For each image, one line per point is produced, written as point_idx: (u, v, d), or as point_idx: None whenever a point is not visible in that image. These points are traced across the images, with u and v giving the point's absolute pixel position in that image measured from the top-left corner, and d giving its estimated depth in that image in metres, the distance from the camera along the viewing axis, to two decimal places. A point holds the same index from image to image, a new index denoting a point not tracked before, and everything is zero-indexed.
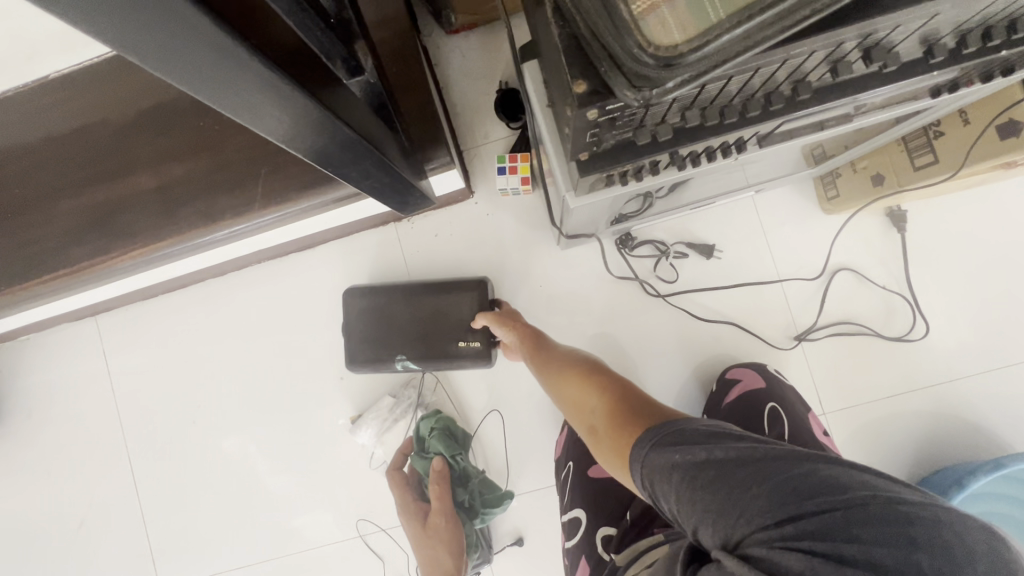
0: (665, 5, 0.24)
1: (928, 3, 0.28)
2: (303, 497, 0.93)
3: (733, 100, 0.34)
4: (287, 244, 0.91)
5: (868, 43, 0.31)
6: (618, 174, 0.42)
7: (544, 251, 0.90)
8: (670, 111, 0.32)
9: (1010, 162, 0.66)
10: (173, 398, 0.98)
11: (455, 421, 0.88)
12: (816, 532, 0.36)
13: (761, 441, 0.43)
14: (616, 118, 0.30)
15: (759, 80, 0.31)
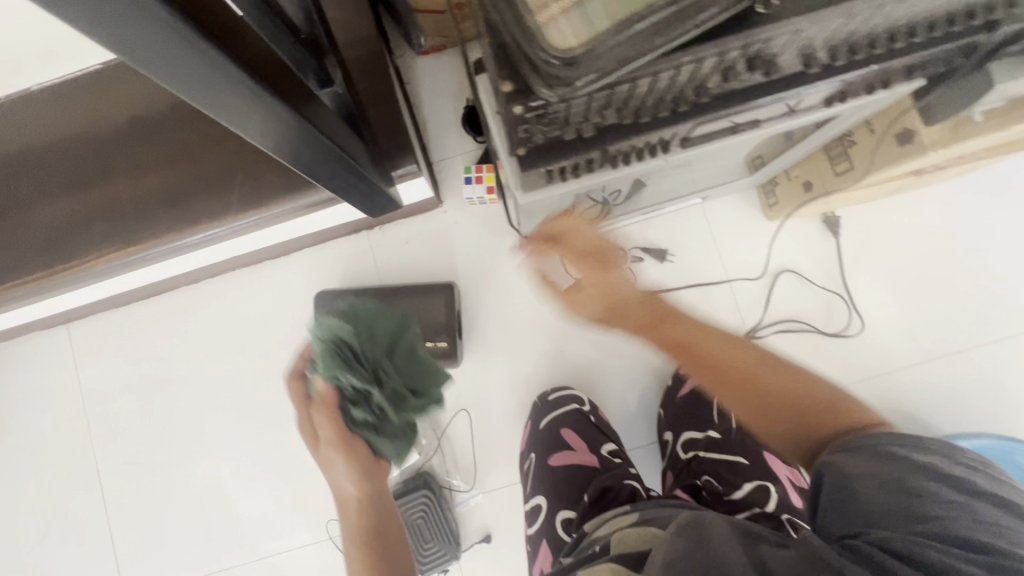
0: (563, 18, 0.30)
1: (786, 21, 0.34)
2: (274, 501, 0.94)
3: (646, 103, 0.39)
4: (262, 251, 0.94)
5: (750, 56, 0.37)
6: (558, 171, 0.47)
7: (509, 256, 0.95)
8: (589, 110, 0.37)
9: (918, 169, 0.73)
10: (144, 405, 0.99)
11: (372, 318, 0.65)
12: (910, 546, 0.41)
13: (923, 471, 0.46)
14: (541, 115, 0.36)
15: (664, 85, 0.37)
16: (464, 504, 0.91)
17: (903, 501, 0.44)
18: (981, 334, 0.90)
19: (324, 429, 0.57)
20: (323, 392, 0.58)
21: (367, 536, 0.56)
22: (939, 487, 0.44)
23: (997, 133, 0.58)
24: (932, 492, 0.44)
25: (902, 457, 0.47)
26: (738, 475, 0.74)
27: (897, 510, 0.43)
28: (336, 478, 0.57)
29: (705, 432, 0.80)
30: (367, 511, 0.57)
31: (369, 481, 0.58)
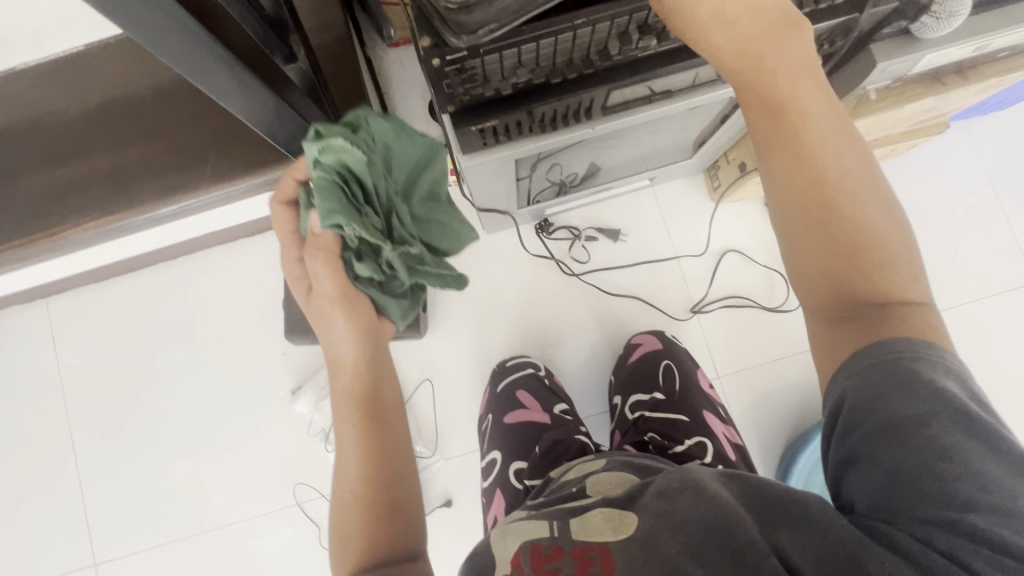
0: None
1: None
2: (245, 468, 0.98)
3: (557, 63, 0.46)
4: (236, 229, 0.99)
5: (637, 20, 0.44)
6: (491, 133, 0.53)
7: (473, 235, 1.00)
8: (503, 67, 0.44)
9: None
10: (119, 377, 1.02)
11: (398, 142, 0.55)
12: (921, 516, 0.37)
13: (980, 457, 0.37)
14: (461, 70, 0.43)
15: (567, 46, 0.44)
16: (426, 470, 0.95)
17: (903, 463, 0.37)
18: None
19: (320, 287, 0.52)
20: (321, 236, 0.51)
21: (363, 402, 0.52)
22: (946, 431, 0.37)
23: (895, 110, 0.65)
24: (948, 449, 0.37)
25: (921, 400, 0.38)
26: (682, 432, 0.77)
27: (917, 475, 0.37)
28: (331, 330, 0.53)
29: (651, 393, 0.84)
30: (364, 380, 0.52)
31: (373, 335, 0.54)
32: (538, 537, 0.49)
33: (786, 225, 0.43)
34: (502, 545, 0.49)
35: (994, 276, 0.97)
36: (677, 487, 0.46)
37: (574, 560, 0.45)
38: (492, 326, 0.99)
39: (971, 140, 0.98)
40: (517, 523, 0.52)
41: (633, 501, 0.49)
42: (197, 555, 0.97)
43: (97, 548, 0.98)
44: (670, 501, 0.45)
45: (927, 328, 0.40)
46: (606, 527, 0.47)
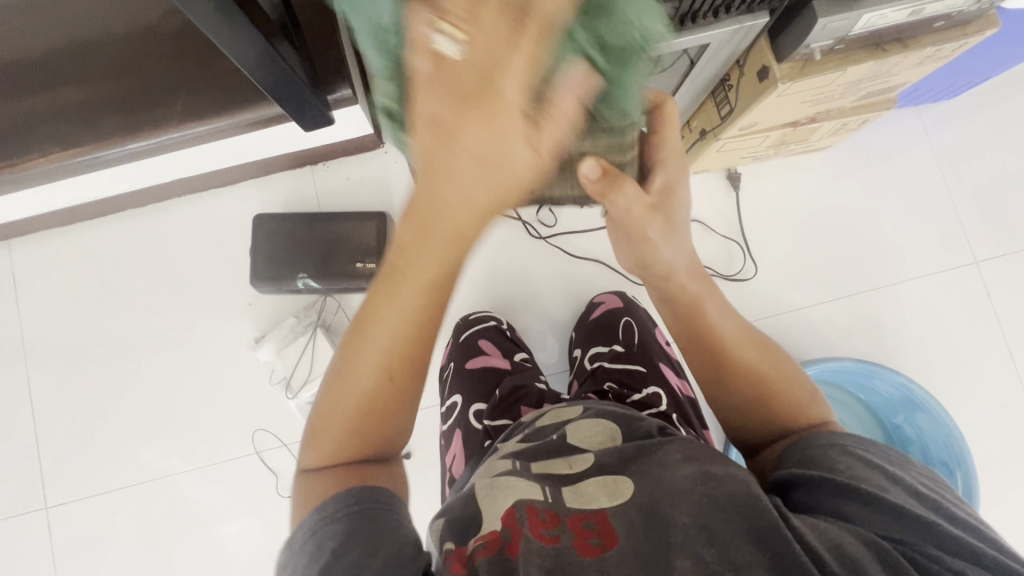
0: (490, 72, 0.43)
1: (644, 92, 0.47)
2: (205, 415, 0.98)
3: None
4: (207, 177, 0.99)
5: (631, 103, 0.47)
6: None
7: None
8: None
9: (795, 120, 0.83)
10: (80, 322, 1.01)
11: None
12: (897, 536, 0.41)
13: (891, 474, 0.46)
14: None
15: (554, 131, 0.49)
16: None
17: (861, 498, 0.44)
18: (859, 283, 1.02)
19: (442, 114, 0.37)
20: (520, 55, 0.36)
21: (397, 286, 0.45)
22: (882, 479, 0.45)
23: (839, 73, 0.68)
24: (899, 494, 0.44)
25: (850, 460, 0.47)
26: (639, 381, 0.79)
27: (869, 498, 0.43)
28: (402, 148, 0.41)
29: (610, 345, 0.86)
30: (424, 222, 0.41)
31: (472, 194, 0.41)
32: (534, 500, 0.49)
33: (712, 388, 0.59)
34: (492, 500, 0.50)
35: (937, 255, 1.02)
36: (680, 460, 0.51)
37: (573, 529, 0.46)
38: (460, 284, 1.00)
39: (919, 125, 1.04)
40: (505, 480, 0.54)
41: (625, 470, 0.52)
42: (151, 500, 0.97)
43: (47, 491, 0.97)
44: (666, 471, 0.50)
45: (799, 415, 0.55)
46: (601, 493, 0.50)
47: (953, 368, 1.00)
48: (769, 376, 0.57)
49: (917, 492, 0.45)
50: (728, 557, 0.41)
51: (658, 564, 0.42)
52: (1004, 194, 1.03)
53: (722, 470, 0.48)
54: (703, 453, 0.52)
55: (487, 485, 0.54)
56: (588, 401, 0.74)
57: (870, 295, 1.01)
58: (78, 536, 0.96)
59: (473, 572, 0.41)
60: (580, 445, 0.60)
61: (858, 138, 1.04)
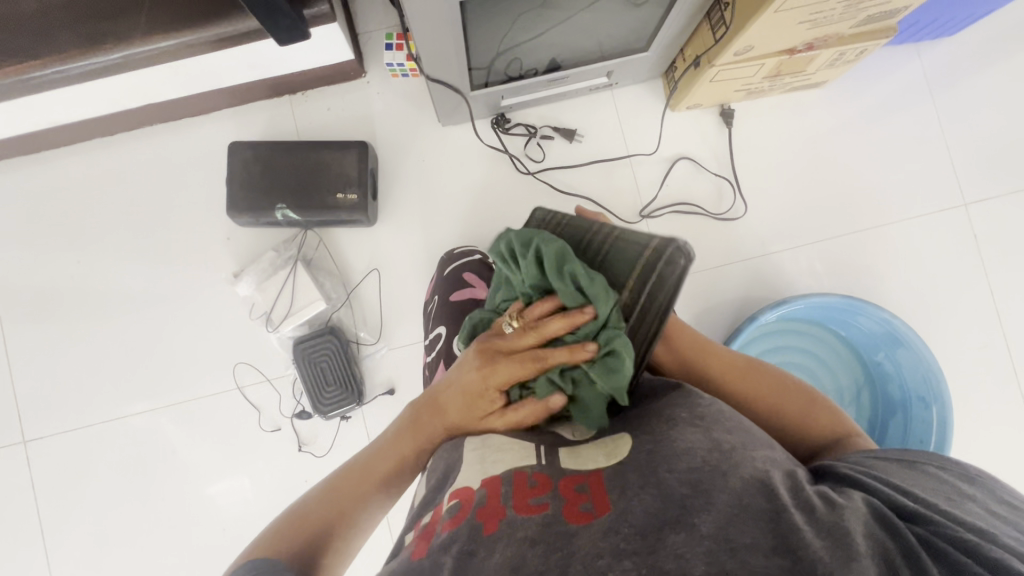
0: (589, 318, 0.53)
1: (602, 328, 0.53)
2: (184, 350, 0.96)
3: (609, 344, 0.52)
4: (180, 104, 0.95)
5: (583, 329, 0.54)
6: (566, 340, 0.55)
7: (427, 129, 0.99)
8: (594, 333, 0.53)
9: (791, 46, 0.81)
10: (49, 254, 0.98)
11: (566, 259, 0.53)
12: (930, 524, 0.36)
13: (952, 483, 0.41)
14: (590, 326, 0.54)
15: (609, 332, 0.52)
16: (369, 357, 0.96)
17: (892, 490, 0.40)
18: (848, 224, 1.01)
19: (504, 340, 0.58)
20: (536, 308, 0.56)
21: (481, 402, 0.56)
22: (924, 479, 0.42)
23: None
24: (951, 496, 0.39)
25: (886, 462, 0.45)
26: None
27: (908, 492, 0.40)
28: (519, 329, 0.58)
29: None
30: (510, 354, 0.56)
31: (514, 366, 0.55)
32: (523, 465, 0.48)
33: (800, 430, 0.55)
34: (480, 464, 0.50)
35: (927, 196, 1.02)
36: (687, 421, 0.48)
37: (563, 493, 0.43)
38: (445, 219, 0.98)
39: (916, 63, 1.02)
40: (497, 441, 0.52)
41: (620, 427, 0.51)
42: (132, 434, 0.96)
43: (25, 425, 0.96)
44: (671, 431, 0.47)
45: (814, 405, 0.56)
46: (600, 453, 0.48)
47: (937, 308, 1.00)
48: (783, 402, 0.56)
49: (980, 498, 0.40)
50: (726, 530, 0.37)
51: (650, 536, 0.37)
52: (997, 135, 1.02)
53: (732, 443, 0.45)
54: (711, 416, 0.49)
55: (478, 441, 0.53)
56: None
57: (857, 236, 1.01)
58: (58, 471, 0.95)
59: (437, 548, 0.41)
60: None
61: (853, 76, 1.02)
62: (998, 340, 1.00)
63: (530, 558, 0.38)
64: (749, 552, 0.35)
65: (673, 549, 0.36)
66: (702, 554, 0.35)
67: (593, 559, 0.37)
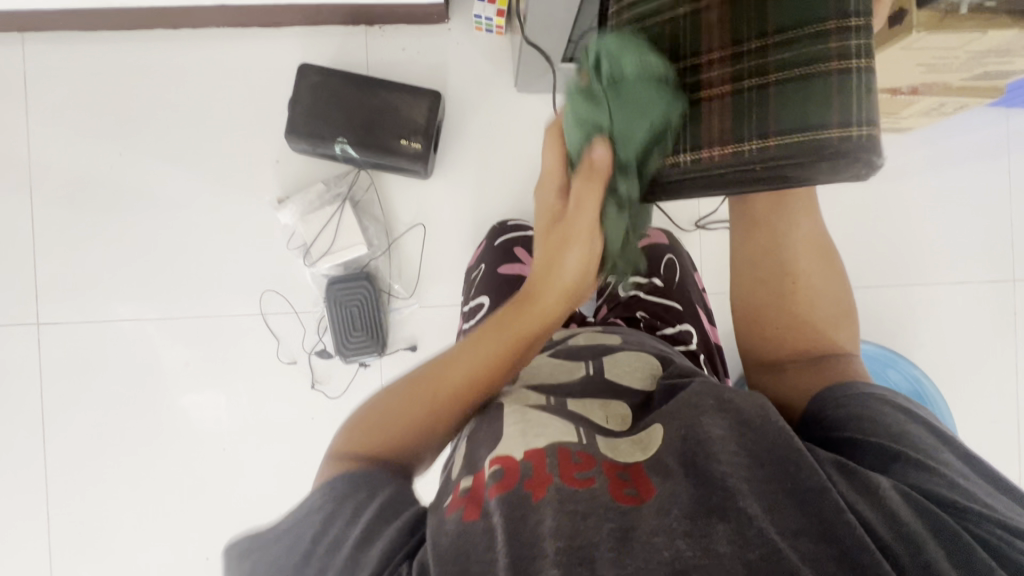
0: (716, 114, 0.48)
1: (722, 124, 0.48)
2: (214, 266, 0.94)
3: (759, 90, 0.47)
4: (254, 11, 0.90)
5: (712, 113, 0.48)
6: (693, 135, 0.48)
7: (500, 90, 0.96)
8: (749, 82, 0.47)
9: (896, 87, 0.78)
10: (91, 141, 0.95)
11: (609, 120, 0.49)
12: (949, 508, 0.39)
13: (948, 445, 0.46)
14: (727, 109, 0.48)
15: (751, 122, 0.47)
16: (398, 311, 0.94)
17: (914, 466, 0.43)
18: (897, 275, 1.00)
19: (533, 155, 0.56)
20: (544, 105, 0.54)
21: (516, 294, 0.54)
22: (932, 446, 0.46)
23: (977, 36, 0.62)
24: (958, 469, 0.43)
25: (893, 415, 0.49)
26: (674, 317, 0.76)
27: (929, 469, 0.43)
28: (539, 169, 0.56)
29: (649, 277, 0.82)
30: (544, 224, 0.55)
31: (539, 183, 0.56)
32: (566, 441, 0.45)
33: (814, 331, 0.60)
34: (518, 429, 0.46)
35: (979, 263, 1.01)
36: (715, 406, 0.47)
37: (607, 474, 0.43)
38: (499, 187, 0.96)
39: (1003, 127, 0.99)
40: (536, 414, 0.48)
41: (654, 418, 0.49)
42: (147, 338, 0.94)
43: (41, 307, 0.94)
44: (700, 417, 0.46)
45: (835, 325, 0.61)
46: (633, 448, 0.46)
47: (961, 375, 1.00)
48: (814, 308, 0.60)
49: (979, 469, 0.44)
50: (774, 518, 0.39)
51: (700, 521, 0.38)
52: None
53: (760, 421, 0.45)
54: (739, 400, 0.48)
55: (519, 411, 0.49)
56: (621, 328, 0.71)
57: (902, 290, 1.00)
58: (69, 361, 0.94)
59: (488, 512, 0.40)
60: (618, 381, 0.58)
61: (937, 127, 0.99)
62: (1012, 420, 1.01)
63: (583, 527, 0.38)
64: (798, 542, 0.38)
65: (723, 535, 0.38)
66: (754, 543, 0.37)
67: (649, 535, 0.38)
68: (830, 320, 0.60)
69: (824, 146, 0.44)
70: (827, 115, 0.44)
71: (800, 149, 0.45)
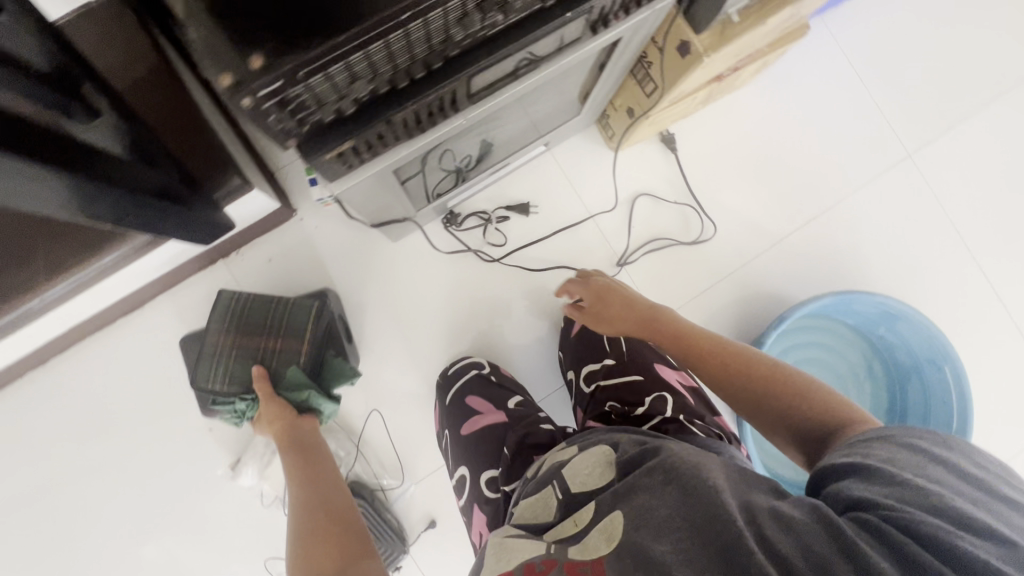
0: (282, 344, 0.77)
1: (294, 338, 0.77)
2: (205, 562, 0.89)
3: (261, 345, 0.76)
4: (109, 310, 0.85)
5: (282, 352, 0.77)
6: (286, 359, 0.77)
7: (379, 248, 0.94)
8: (268, 330, 0.77)
9: (718, 76, 0.79)
10: (13, 516, 0.87)
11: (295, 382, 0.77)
12: (916, 512, 0.39)
13: (949, 467, 0.43)
14: (281, 346, 0.77)
15: (291, 333, 0.77)
16: (399, 499, 0.92)
17: (882, 483, 0.42)
18: (813, 208, 1.02)
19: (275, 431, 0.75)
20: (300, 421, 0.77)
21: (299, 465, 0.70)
22: (916, 462, 0.43)
23: (760, 28, 0.63)
24: (937, 485, 0.41)
25: (879, 446, 0.46)
26: (639, 394, 0.75)
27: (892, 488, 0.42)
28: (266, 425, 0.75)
29: (601, 361, 0.84)
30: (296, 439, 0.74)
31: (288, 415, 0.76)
32: (533, 556, 0.49)
33: (787, 410, 0.56)
34: (496, 562, 0.50)
35: (875, 158, 1.03)
36: (658, 482, 0.48)
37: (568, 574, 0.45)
38: (428, 333, 0.95)
39: (829, 34, 1.03)
40: (514, 541, 0.52)
41: (616, 505, 0.49)
42: None
43: None
44: (647, 501, 0.47)
45: (824, 399, 0.55)
46: (600, 539, 0.47)
47: (915, 262, 1.03)
48: (776, 387, 0.59)
49: (966, 486, 0.42)
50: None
51: None
52: (916, 80, 1.05)
53: (697, 484, 0.46)
54: (684, 467, 0.48)
55: (497, 543, 0.53)
56: (593, 431, 0.68)
57: (825, 218, 1.02)
58: None
59: None
60: (584, 492, 0.55)
61: (773, 66, 1.02)
62: (977, 273, 1.03)
63: None
64: None
65: None
66: None
67: None
68: (800, 390, 0.57)
69: (318, 309, 0.78)
70: (302, 307, 0.78)
71: (316, 319, 0.78)
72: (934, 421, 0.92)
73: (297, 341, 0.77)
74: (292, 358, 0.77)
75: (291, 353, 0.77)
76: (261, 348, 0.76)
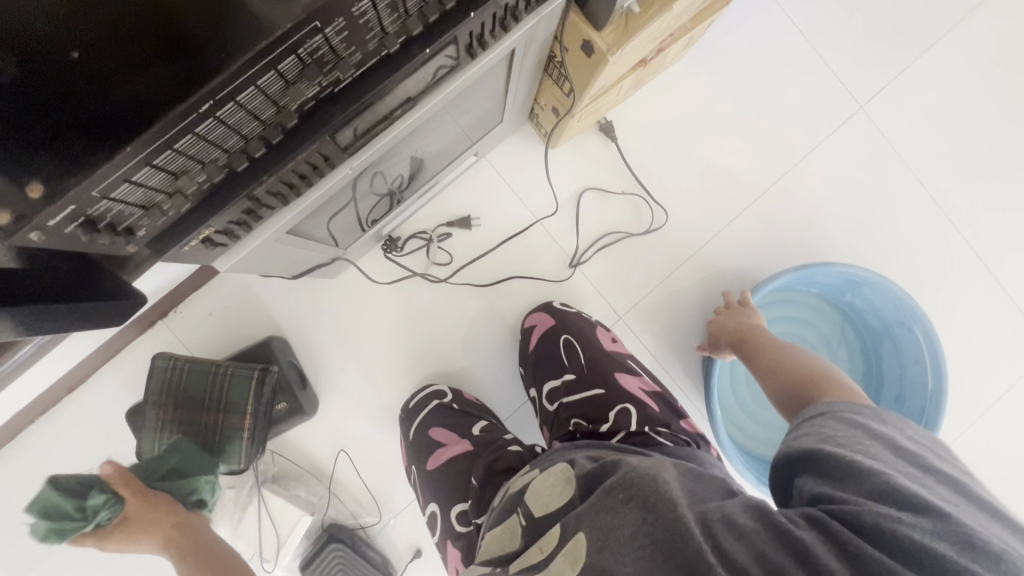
0: (223, 418, 0.75)
1: (236, 411, 0.75)
2: None
3: (202, 416, 0.75)
4: (47, 394, 0.81)
5: (221, 426, 0.74)
6: (226, 433, 0.74)
7: (321, 285, 0.91)
8: (210, 403, 0.75)
9: (642, 61, 0.74)
10: None
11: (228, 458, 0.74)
12: (861, 504, 0.37)
13: (913, 455, 0.40)
14: (220, 420, 0.75)
15: (234, 404, 0.75)
16: (381, 534, 0.91)
17: (843, 476, 0.39)
18: (766, 177, 0.98)
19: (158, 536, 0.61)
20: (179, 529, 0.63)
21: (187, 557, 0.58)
22: (878, 449, 0.41)
23: (667, 15, 0.59)
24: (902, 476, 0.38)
25: (842, 430, 0.43)
26: (602, 408, 0.73)
27: (853, 482, 0.39)
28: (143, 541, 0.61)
29: (561, 377, 0.82)
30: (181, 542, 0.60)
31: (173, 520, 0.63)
32: None
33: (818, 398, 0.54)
34: None
35: (825, 115, 0.99)
36: (618, 495, 0.44)
37: None
38: (386, 364, 0.92)
39: None
40: None
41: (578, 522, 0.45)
42: None
43: None
44: (609, 519, 0.43)
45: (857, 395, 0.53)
46: (562, 565, 0.43)
47: (877, 218, 0.99)
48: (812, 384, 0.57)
49: (931, 475, 0.39)
50: None
51: None
52: (859, 26, 0.99)
53: (656, 497, 0.42)
54: (645, 478, 0.44)
55: None
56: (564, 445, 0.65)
57: (780, 187, 0.98)
58: None
59: None
60: (546, 514, 0.50)
61: (707, 33, 0.97)
62: (944, 222, 1.00)
63: None
64: None
65: None
66: None
67: None
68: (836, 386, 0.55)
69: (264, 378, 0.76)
70: (246, 376, 0.75)
71: (260, 390, 0.76)
72: (908, 383, 0.90)
73: (240, 414, 0.75)
74: (233, 434, 0.74)
75: (230, 428, 0.74)
76: (201, 420, 0.74)
